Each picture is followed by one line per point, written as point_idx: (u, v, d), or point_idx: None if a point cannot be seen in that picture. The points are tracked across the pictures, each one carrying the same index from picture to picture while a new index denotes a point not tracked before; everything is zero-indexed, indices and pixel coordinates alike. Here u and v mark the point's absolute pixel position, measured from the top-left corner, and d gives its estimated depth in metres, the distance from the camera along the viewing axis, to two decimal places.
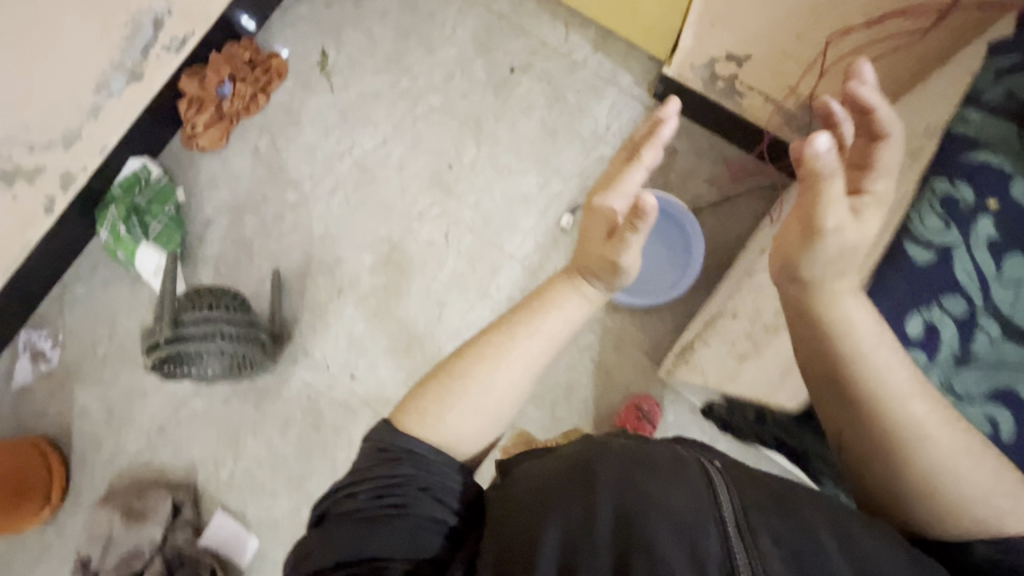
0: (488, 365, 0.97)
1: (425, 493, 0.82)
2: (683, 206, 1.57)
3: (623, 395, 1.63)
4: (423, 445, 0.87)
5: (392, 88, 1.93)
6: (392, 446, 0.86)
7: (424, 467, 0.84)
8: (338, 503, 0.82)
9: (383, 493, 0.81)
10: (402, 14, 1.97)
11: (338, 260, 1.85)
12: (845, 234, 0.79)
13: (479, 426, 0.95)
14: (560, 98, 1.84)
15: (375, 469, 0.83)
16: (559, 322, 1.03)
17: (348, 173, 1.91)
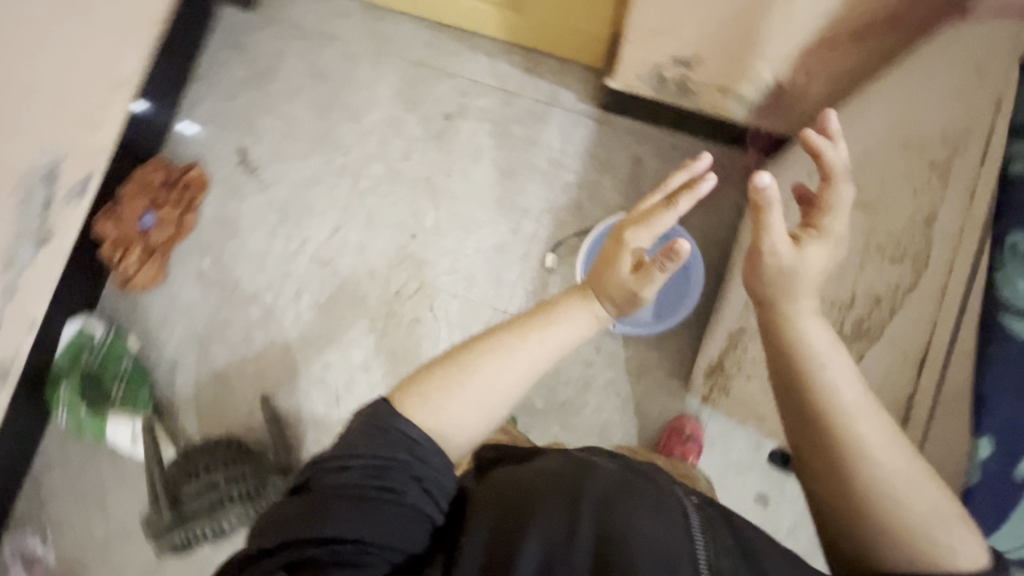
0: (497, 360, 0.90)
1: (415, 482, 0.79)
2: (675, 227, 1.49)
3: (660, 423, 1.57)
4: (412, 428, 0.80)
5: (327, 169, 1.79)
6: (389, 425, 0.81)
7: (419, 457, 0.80)
8: (320, 474, 0.78)
9: (371, 475, 0.77)
10: (316, 88, 1.83)
11: (327, 365, 1.72)
12: (781, 255, 0.84)
13: (478, 422, 0.88)
14: (507, 133, 1.73)
15: (368, 449, 0.78)
16: (566, 333, 0.95)
17: (308, 271, 1.76)
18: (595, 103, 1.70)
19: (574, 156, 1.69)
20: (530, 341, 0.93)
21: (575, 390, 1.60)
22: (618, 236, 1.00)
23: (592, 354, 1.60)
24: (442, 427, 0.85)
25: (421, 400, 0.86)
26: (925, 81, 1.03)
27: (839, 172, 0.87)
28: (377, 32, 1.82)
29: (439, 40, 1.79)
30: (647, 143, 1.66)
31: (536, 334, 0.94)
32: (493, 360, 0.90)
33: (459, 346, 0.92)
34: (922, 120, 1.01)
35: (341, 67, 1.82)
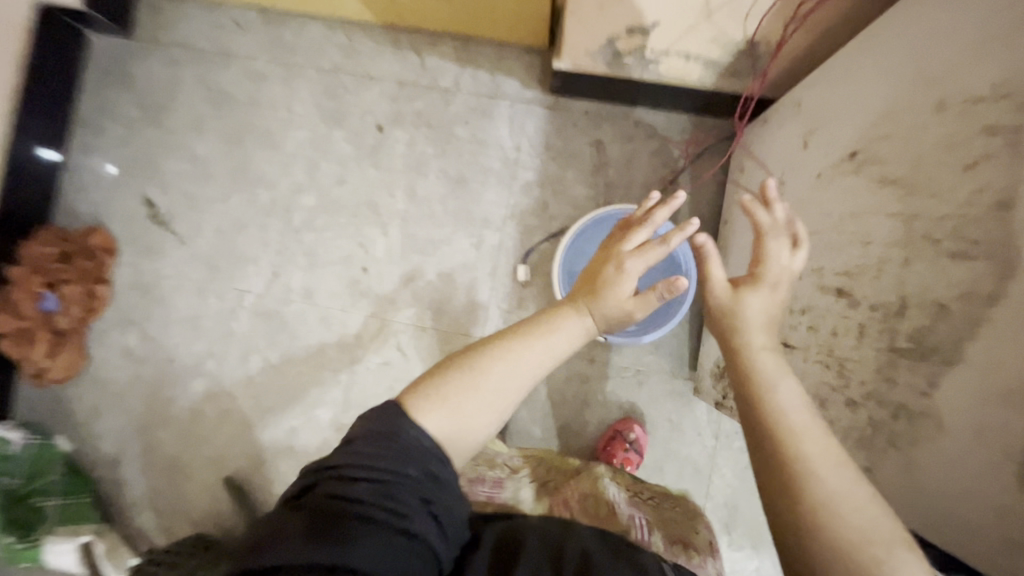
0: (507, 358, 0.77)
1: (425, 505, 0.68)
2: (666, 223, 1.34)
3: (669, 431, 1.44)
4: (423, 435, 0.71)
5: (252, 208, 1.55)
6: (404, 433, 0.70)
7: (432, 476, 0.70)
8: (325, 485, 0.67)
9: (383, 492, 0.66)
10: (221, 117, 1.57)
11: (293, 431, 1.52)
12: (720, 295, 0.77)
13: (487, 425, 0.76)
14: (450, 137, 1.52)
15: (384, 459, 0.68)
16: (566, 343, 0.82)
17: (252, 328, 1.54)
18: (543, 88, 1.51)
19: (529, 152, 1.50)
20: (535, 348, 0.80)
21: (573, 409, 1.45)
22: (615, 255, 0.89)
23: (586, 367, 1.46)
24: (464, 425, 0.74)
25: (436, 399, 0.74)
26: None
27: (776, 227, 0.79)
28: (281, 41, 1.57)
29: (355, 41, 1.55)
30: (608, 125, 1.48)
31: (543, 338, 0.80)
32: (506, 368, 0.77)
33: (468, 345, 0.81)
34: (971, 62, 0.63)
35: (246, 88, 1.57)
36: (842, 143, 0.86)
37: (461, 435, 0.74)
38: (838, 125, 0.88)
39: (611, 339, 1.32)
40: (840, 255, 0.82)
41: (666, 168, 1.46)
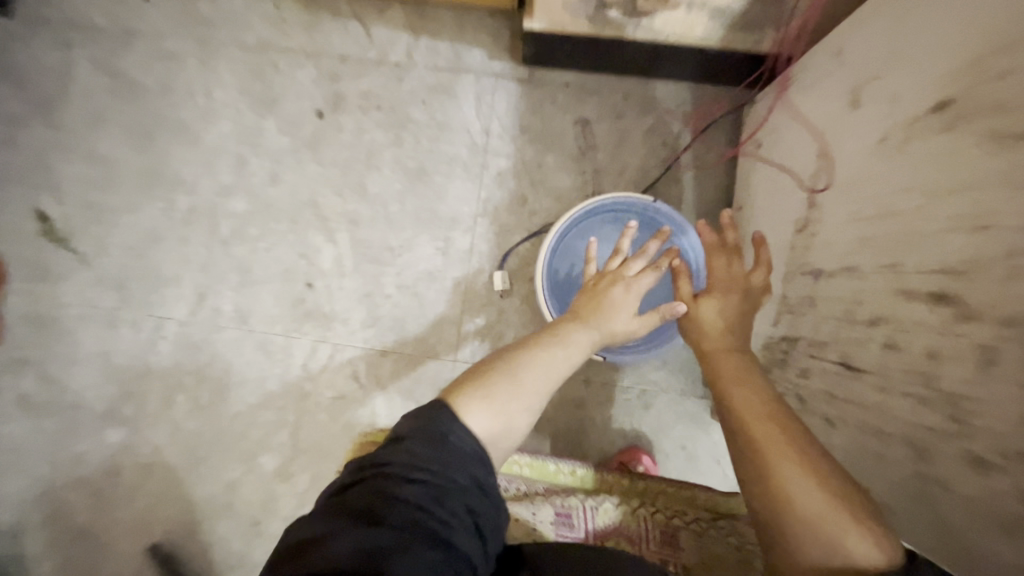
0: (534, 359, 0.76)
1: (470, 516, 0.62)
2: (670, 211, 1.10)
3: (684, 459, 1.21)
4: (470, 437, 0.66)
5: (169, 217, 1.28)
6: (451, 436, 0.65)
7: (480, 486, 0.64)
8: (371, 482, 0.61)
9: (430, 499, 0.60)
10: (127, 109, 1.29)
11: (232, 485, 1.26)
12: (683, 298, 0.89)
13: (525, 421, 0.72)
14: (406, 122, 1.26)
15: (432, 464, 0.62)
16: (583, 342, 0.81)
17: (176, 362, 1.27)
18: (514, 59, 1.26)
19: (501, 136, 1.26)
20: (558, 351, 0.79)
21: (569, 441, 1.22)
22: (618, 276, 0.91)
23: (581, 390, 1.22)
24: (506, 428, 0.70)
25: (485, 398, 0.70)
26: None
27: (726, 248, 0.91)
28: (196, 14, 1.30)
29: (285, 10, 1.29)
30: (593, 99, 1.25)
31: (569, 340, 0.81)
32: (544, 369, 0.76)
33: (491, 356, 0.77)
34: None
35: (155, 72, 1.30)
36: (919, 97, 0.63)
37: (504, 436, 0.70)
38: (910, 74, 0.65)
39: (610, 355, 1.09)
40: (932, 249, 0.59)
41: (664, 148, 1.23)
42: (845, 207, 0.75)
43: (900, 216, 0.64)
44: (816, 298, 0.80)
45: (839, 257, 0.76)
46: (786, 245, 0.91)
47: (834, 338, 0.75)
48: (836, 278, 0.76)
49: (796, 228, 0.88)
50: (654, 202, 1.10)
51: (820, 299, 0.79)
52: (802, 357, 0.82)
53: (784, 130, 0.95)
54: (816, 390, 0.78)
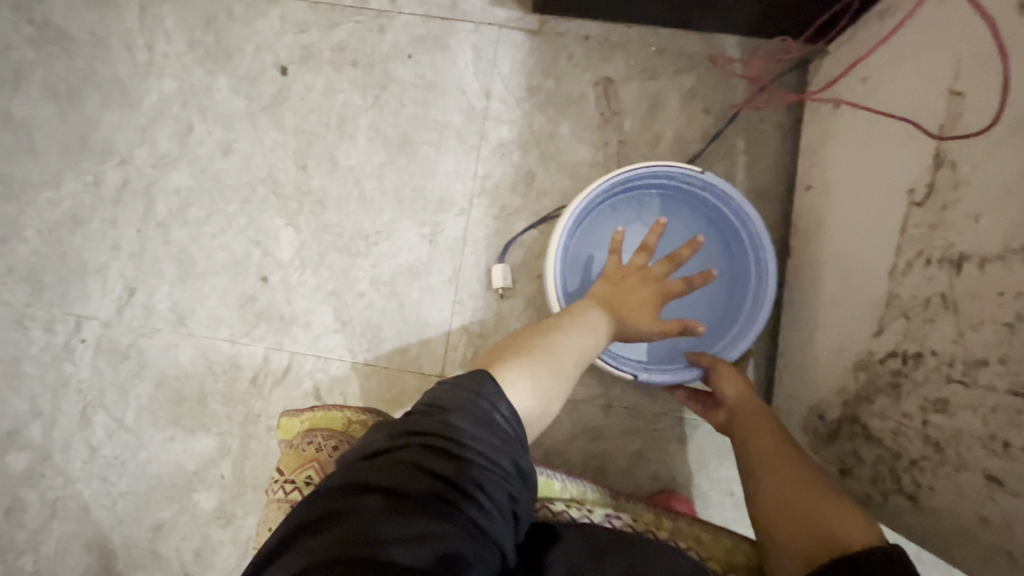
0: (548, 342, 0.63)
1: (508, 503, 0.51)
2: (719, 182, 0.85)
3: (730, 507, 0.95)
4: (513, 416, 0.54)
5: (97, 193, 1.05)
6: (496, 414, 0.53)
7: (521, 473, 0.53)
8: (408, 455, 0.50)
9: (474, 481, 0.49)
10: (52, 64, 1.07)
11: (158, 530, 0.99)
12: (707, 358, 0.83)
13: (549, 402, 0.59)
14: (387, 81, 1.03)
15: (476, 441, 0.51)
16: (599, 328, 0.69)
17: (97, 372, 1.02)
18: (520, 6, 1.03)
19: (504, 99, 1.02)
20: (572, 338, 0.65)
21: None
22: (646, 275, 0.79)
23: (599, 417, 0.97)
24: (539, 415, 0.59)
25: (528, 372, 0.59)
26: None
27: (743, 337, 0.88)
28: None
29: None
30: (618, 56, 1.01)
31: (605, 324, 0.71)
32: (577, 356, 0.65)
33: (512, 341, 0.63)
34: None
35: (88, 20, 1.07)
36: None
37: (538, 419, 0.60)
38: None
39: (654, 377, 0.83)
40: None
41: (707, 115, 0.98)
42: (1014, 159, 0.50)
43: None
44: (960, 296, 0.55)
45: (1003, 233, 0.51)
46: (895, 224, 0.65)
47: (1002, 353, 0.49)
48: (1000, 265, 0.51)
49: (911, 201, 0.63)
50: (703, 173, 0.84)
51: (968, 297, 0.54)
52: (934, 381, 0.56)
53: (887, 75, 0.71)
54: (966, 432, 0.52)
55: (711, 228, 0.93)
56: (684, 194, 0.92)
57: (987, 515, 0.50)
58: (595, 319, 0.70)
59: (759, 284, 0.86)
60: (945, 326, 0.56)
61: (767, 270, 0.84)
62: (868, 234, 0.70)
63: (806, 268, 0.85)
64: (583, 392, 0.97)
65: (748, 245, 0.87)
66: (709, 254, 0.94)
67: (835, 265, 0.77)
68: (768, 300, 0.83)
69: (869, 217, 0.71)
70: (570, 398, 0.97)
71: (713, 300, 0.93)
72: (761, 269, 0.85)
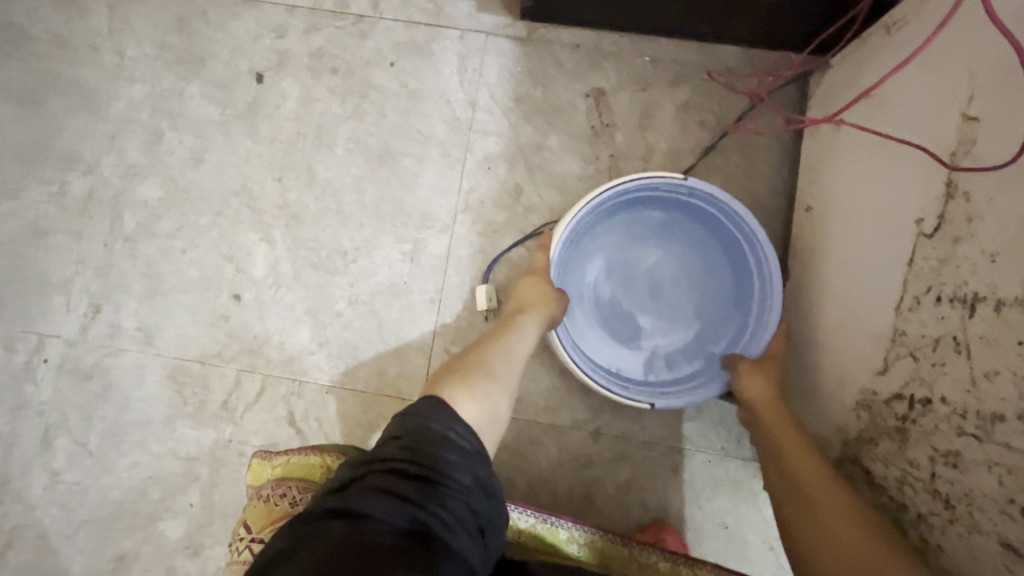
0: (484, 357, 0.66)
1: (473, 521, 0.48)
2: (705, 184, 0.79)
3: (723, 540, 0.90)
4: (470, 435, 0.52)
5: (60, 204, 0.99)
6: (448, 431, 0.52)
7: (484, 486, 0.51)
8: (369, 480, 0.47)
9: (436, 496, 0.47)
10: (14, 67, 1.01)
11: (121, 561, 0.94)
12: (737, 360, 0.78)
13: (498, 403, 0.62)
14: (367, 89, 0.98)
15: (432, 456, 0.49)
16: (512, 337, 0.71)
17: (58, 393, 0.97)
18: (509, 12, 0.98)
19: (491, 109, 0.97)
20: (499, 351, 0.68)
21: (571, 514, 0.91)
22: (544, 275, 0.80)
23: (588, 445, 0.92)
24: (491, 416, 0.60)
25: (469, 389, 0.60)
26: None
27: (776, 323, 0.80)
28: None
29: None
30: (611, 65, 0.96)
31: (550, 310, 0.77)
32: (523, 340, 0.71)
33: (450, 364, 0.65)
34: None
35: (54, 21, 1.02)
36: None
37: (490, 429, 0.60)
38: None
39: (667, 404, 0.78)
40: None
41: (704, 128, 0.94)
42: None
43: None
44: (972, 339, 0.50)
45: (1021, 274, 0.46)
46: (902, 252, 0.61)
47: (1020, 409, 0.45)
48: (1018, 309, 0.46)
49: (920, 231, 0.59)
50: (687, 179, 0.79)
51: (982, 342, 0.49)
52: (943, 430, 0.52)
53: (893, 97, 0.67)
54: (980, 490, 0.48)
55: (699, 234, 0.88)
56: (668, 200, 0.87)
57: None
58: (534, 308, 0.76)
59: (762, 286, 0.81)
60: (959, 364, 0.51)
61: (771, 271, 0.79)
62: (872, 258, 0.66)
63: (805, 290, 0.81)
64: (571, 419, 0.93)
65: (745, 245, 0.82)
66: (702, 261, 0.89)
67: (835, 292, 0.73)
68: (775, 303, 0.78)
69: (874, 241, 0.66)
70: (557, 424, 0.93)
71: (715, 308, 0.88)
72: (764, 274, 0.80)
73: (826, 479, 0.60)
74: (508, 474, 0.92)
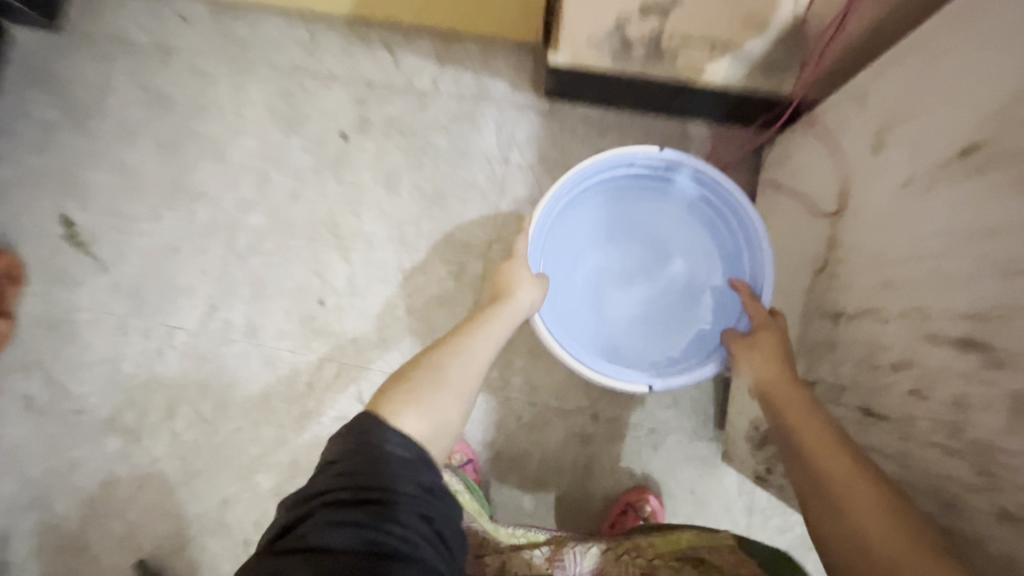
0: (452, 358, 0.79)
1: (427, 524, 0.65)
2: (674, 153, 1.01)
3: (691, 501, 1.17)
4: (407, 443, 0.68)
5: (188, 228, 1.30)
6: (392, 449, 0.67)
7: (428, 491, 0.67)
8: (320, 514, 0.64)
9: (386, 512, 0.63)
10: (159, 123, 1.34)
11: (225, 503, 1.22)
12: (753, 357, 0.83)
13: (453, 408, 0.75)
14: (426, 148, 1.29)
15: (376, 482, 0.65)
16: (479, 343, 0.82)
17: (181, 372, 1.26)
18: (536, 92, 1.29)
19: (521, 165, 1.27)
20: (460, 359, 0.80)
21: (574, 477, 1.18)
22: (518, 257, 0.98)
23: (589, 425, 1.19)
24: (443, 426, 0.73)
25: (421, 399, 0.73)
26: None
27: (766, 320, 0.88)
28: (232, 36, 1.35)
29: (318, 36, 1.33)
30: (613, 134, 1.26)
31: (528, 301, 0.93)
32: (506, 326, 0.88)
33: (417, 362, 0.80)
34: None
35: (189, 89, 1.34)
36: (941, 149, 0.63)
37: (441, 436, 0.73)
38: (946, 112, 0.63)
39: (666, 382, 0.94)
40: (956, 296, 0.57)
41: None
42: (865, 250, 0.74)
43: (941, 266, 0.60)
44: (835, 341, 0.78)
45: (858, 299, 0.74)
46: (805, 282, 0.89)
47: (856, 384, 0.72)
48: (855, 323, 0.74)
49: (814, 270, 0.86)
50: (660, 151, 1.01)
51: (840, 343, 0.77)
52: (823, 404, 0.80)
53: (802, 177, 0.95)
54: None
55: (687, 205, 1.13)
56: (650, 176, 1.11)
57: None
58: (504, 313, 0.89)
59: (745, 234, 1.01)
60: (830, 359, 0.79)
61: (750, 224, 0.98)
62: (792, 284, 0.94)
63: None
64: (576, 405, 1.20)
65: (721, 199, 1.05)
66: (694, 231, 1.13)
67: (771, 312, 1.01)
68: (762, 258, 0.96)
69: (794, 275, 0.94)
70: (564, 408, 1.20)
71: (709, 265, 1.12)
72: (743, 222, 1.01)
73: (844, 467, 0.62)
74: (526, 444, 1.20)
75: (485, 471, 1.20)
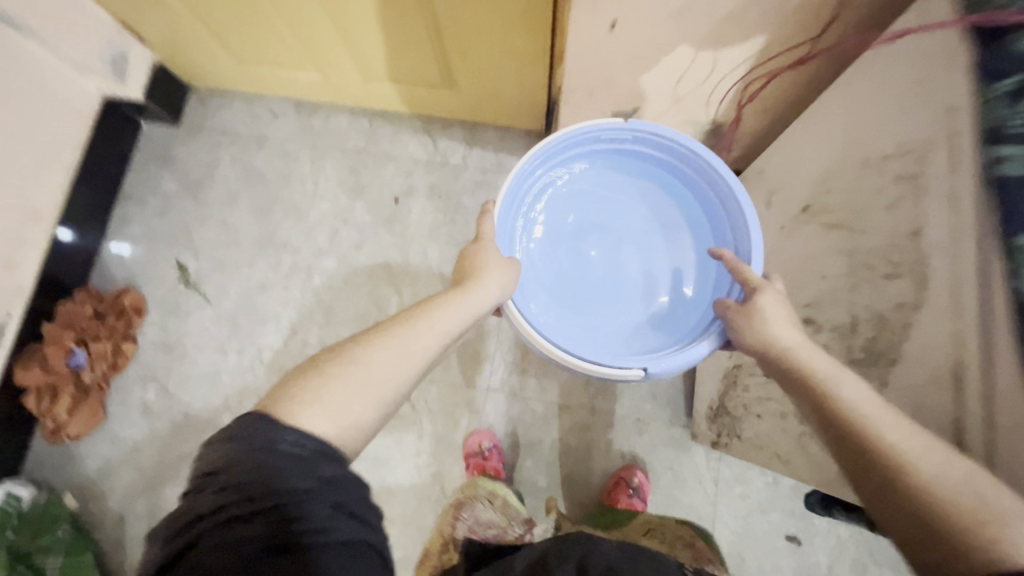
0: (386, 344, 0.75)
1: (336, 511, 0.60)
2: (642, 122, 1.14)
3: (671, 475, 1.49)
4: (299, 440, 0.62)
5: (275, 270, 1.69)
6: (285, 447, 0.61)
7: (333, 482, 0.61)
8: (205, 538, 0.57)
9: (284, 517, 0.57)
10: (254, 192, 1.76)
11: None
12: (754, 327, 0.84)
13: (363, 407, 0.69)
14: (459, 207, 1.70)
15: (267, 487, 0.58)
16: (419, 327, 0.79)
17: (268, 382, 1.61)
18: None
19: None
20: (387, 348, 0.75)
21: (578, 458, 1.51)
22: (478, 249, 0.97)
23: (589, 417, 1.53)
24: (354, 426, 0.68)
25: (341, 391, 0.68)
26: (889, 61, 0.80)
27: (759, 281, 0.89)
28: (311, 127, 1.79)
29: (376, 126, 1.78)
30: None
31: (480, 288, 0.91)
32: (457, 310, 0.85)
33: (345, 346, 0.75)
34: (885, 130, 0.78)
35: (277, 166, 1.77)
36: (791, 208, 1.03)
37: (355, 432, 0.68)
38: (797, 174, 1.02)
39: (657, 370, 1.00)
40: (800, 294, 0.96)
41: None
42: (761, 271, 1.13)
43: (803, 267, 0.95)
44: None
45: None
46: None
47: None
48: None
49: None
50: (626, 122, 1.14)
51: None
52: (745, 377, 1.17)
53: None
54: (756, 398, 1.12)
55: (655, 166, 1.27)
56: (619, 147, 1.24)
57: (928, 552, 0.57)
58: (449, 295, 0.87)
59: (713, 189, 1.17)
60: None
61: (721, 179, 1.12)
62: None
63: None
64: (578, 401, 1.54)
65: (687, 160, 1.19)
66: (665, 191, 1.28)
67: None
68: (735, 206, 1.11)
69: None
70: (569, 404, 1.54)
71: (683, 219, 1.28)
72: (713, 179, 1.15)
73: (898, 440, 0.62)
74: (540, 432, 1.53)
75: (509, 455, 1.52)
